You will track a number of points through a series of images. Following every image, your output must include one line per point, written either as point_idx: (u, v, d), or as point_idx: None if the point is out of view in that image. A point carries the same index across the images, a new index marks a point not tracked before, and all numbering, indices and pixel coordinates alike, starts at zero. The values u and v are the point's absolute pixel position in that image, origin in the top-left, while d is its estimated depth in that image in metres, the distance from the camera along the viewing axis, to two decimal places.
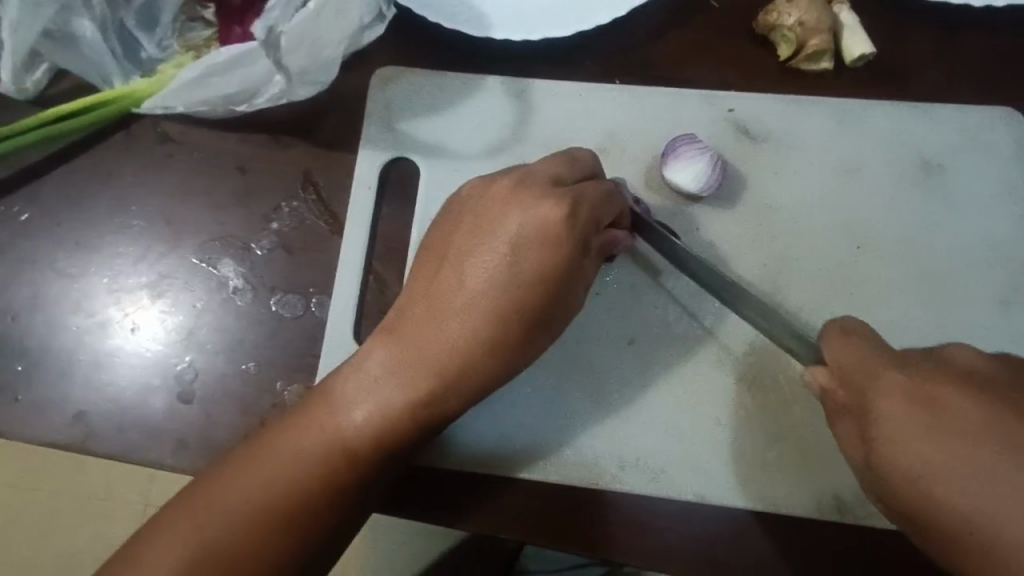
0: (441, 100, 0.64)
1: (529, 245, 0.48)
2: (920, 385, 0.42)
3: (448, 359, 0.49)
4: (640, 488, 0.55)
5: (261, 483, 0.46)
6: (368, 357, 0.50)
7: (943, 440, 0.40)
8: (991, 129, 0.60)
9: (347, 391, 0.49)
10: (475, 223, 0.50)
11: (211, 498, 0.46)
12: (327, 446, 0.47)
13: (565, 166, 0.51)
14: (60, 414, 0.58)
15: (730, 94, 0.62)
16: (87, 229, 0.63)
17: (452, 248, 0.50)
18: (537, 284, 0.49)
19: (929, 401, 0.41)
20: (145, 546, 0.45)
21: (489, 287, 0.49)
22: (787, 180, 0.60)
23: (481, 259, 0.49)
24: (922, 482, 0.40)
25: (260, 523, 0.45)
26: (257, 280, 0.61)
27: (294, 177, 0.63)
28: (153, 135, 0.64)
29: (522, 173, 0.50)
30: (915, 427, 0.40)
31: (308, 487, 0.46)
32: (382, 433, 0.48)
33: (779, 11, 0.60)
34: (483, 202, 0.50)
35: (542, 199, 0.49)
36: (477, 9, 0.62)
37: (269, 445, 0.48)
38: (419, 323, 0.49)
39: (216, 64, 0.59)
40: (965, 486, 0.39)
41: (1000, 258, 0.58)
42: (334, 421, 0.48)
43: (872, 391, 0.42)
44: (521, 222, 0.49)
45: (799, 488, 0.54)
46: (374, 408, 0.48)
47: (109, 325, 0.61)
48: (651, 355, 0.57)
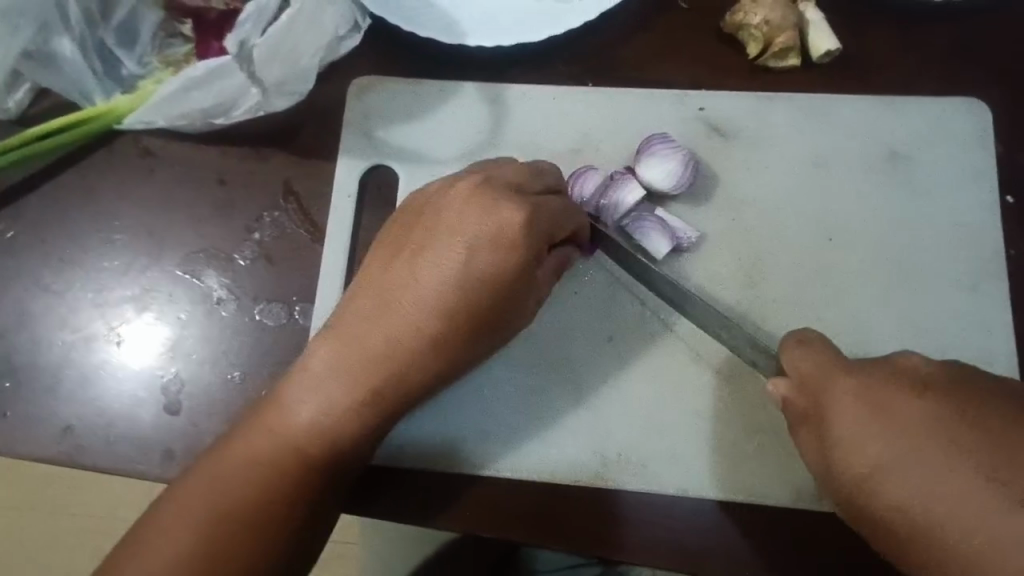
0: (417, 107, 0.65)
1: (484, 248, 0.49)
2: (871, 390, 0.44)
3: (393, 361, 0.49)
4: (615, 487, 0.55)
5: (225, 483, 0.47)
6: (313, 355, 0.50)
7: (894, 440, 0.42)
8: (959, 117, 0.61)
9: (294, 390, 0.50)
10: (432, 226, 0.51)
11: (183, 499, 0.47)
12: (275, 448, 0.48)
13: (528, 174, 0.52)
14: (49, 428, 0.59)
15: (700, 93, 0.63)
16: (73, 244, 0.64)
17: (406, 247, 0.51)
18: (487, 288, 0.49)
19: (884, 408, 0.43)
20: (129, 551, 0.45)
21: (441, 290, 0.49)
22: (759, 175, 0.61)
23: (433, 262, 0.50)
24: (868, 482, 0.43)
25: (221, 524, 0.46)
26: (240, 291, 0.62)
27: (275, 188, 0.63)
28: (133, 150, 0.65)
29: (485, 177, 0.51)
30: (863, 435, 0.43)
31: (263, 486, 0.47)
32: (329, 434, 0.49)
33: (744, 10, 0.61)
34: (441, 204, 0.51)
35: (504, 204, 0.49)
36: (450, 17, 0.64)
37: (234, 447, 0.49)
38: (366, 322, 0.50)
39: (193, 78, 0.60)
40: (913, 489, 0.41)
41: (970, 244, 0.59)
42: (285, 420, 0.49)
43: (829, 396, 0.45)
44: (478, 226, 0.49)
45: (780, 475, 0.55)
46: (320, 407, 0.49)
47: (95, 339, 0.61)
48: (629, 350, 0.58)
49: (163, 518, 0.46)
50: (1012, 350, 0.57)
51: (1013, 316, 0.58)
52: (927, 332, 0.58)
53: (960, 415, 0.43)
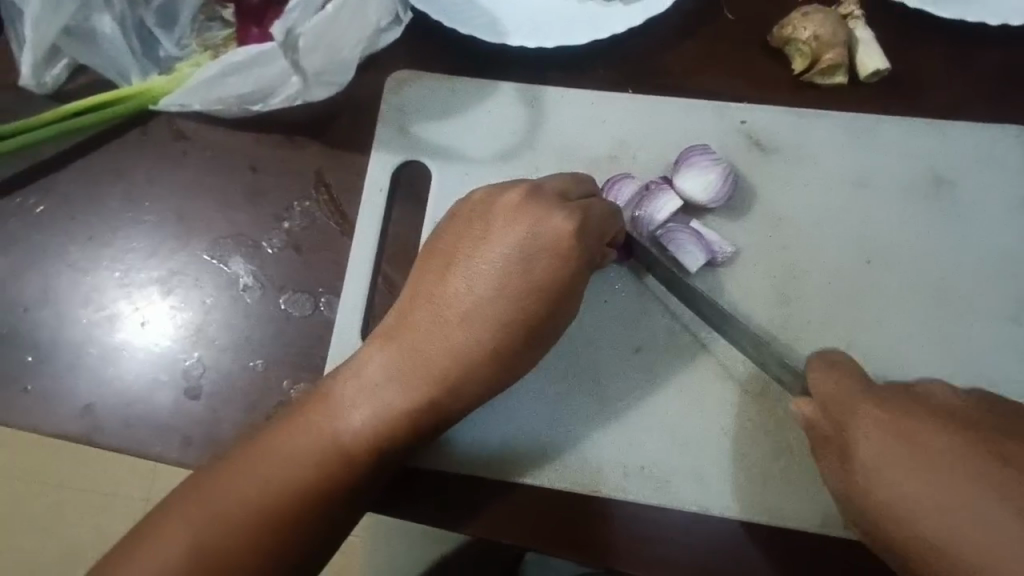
0: (453, 105, 0.64)
1: (538, 255, 0.49)
2: (900, 421, 0.46)
3: (446, 368, 0.49)
4: (641, 502, 0.55)
5: (259, 481, 0.47)
6: (365, 361, 0.50)
7: (900, 462, 0.45)
8: (1008, 145, 0.60)
9: (344, 394, 0.50)
10: (482, 232, 0.50)
11: (212, 491, 0.46)
12: (317, 451, 0.48)
13: (574, 185, 0.52)
14: (68, 406, 0.59)
15: (742, 105, 0.62)
16: (103, 223, 0.63)
17: (458, 256, 0.51)
18: (540, 297, 0.49)
19: (909, 433, 0.45)
20: (152, 537, 0.45)
21: (492, 299, 0.49)
22: (798, 193, 0.60)
23: (486, 269, 0.50)
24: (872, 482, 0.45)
25: (259, 522, 0.45)
26: (266, 279, 0.61)
27: (306, 177, 0.63)
28: (167, 132, 0.65)
29: (535, 185, 0.50)
30: (876, 460, 0.45)
31: (302, 486, 0.47)
32: (379, 439, 0.49)
33: (794, 24, 0.60)
34: (492, 210, 0.50)
35: (555, 213, 0.49)
36: (493, 15, 0.63)
37: (270, 444, 0.48)
38: (417, 329, 0.50)
39: (232, 64, 0.59)
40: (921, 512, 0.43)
41: (1010, 273, 0.58)
42: (332, 424, 0.49)
43: (853, 422, 0.47)
44: (530, 234, 0.49)
45: (804, 498, 0.54)
46: (371, 413, 0.49)
47: (119, 320, 0.61)
48: (657, 363, 0.57)
49: (186, 515, 0.46)
50: None
51: None
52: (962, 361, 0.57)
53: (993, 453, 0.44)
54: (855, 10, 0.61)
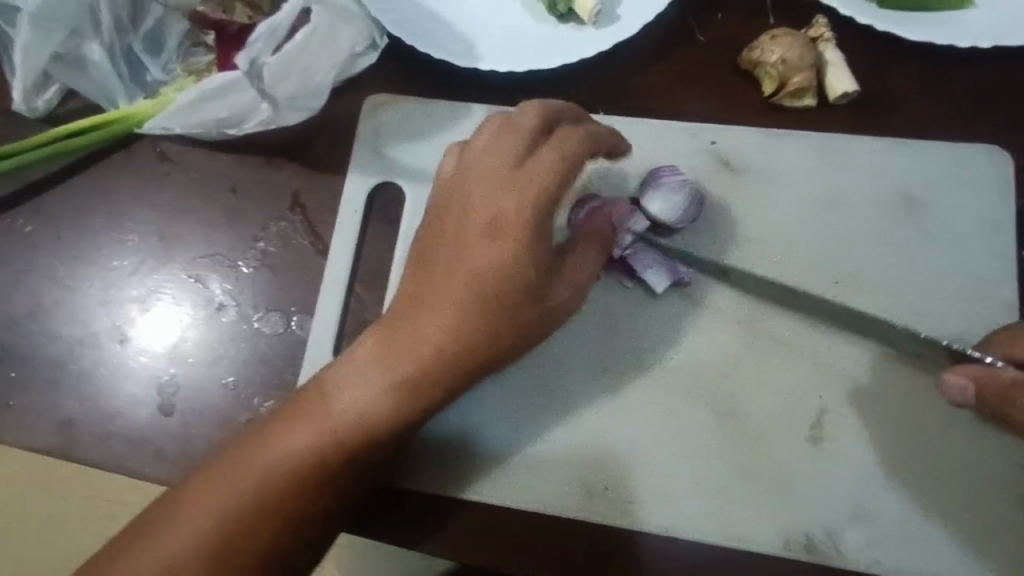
0: (428, 127, 0.66)
1: (523, 207, 0.47)
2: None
3: (437, 345, 0.48)
4: (604, 524, 0.54)
5: (251, 473, 0.47)
6: (355, 348, 0.50)
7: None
8: (980, 166, 0.60)
9: (331, 381, 0.49)
10: (463, 200, 0.49)
11: (209, 488, 0.48)
12: (303, 440, 0.48)
13: (545, 134, 0.49)
14: (48, 420, 0.60)
15: (713, 126, 0.63)
16: (87, 242, 0.65)
17: (443, 229, 0.50)
18: (524, 271, 0.47)
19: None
20: (155, 537, 0.47)
21: (475, 273, 0.48)
22: (767, 213, 0.60)
23: (473, 242, 0.48)
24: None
25: (257, 512, 0.47)
26: (242, 298, 0.63)
27: (283, 198, 0.64)
28: (151, 154, 0.67)
29: (495, 146, 0.49)
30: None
31: (294, 473, 0.47)
32: (366, 419, 0.48)
33: (762, 48, 0.60)
34: (463, 180, 0.50)
35: (522, 180, 0.47)
36: (466, 40, 0.64)
37: (263, 435, 0.49)
38: (406, 309, 0.49)
39: (208, 90, 0.61)
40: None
41: (981, 296, 0.57)
42: (319, 411, 0.48)
43: (1016, 351, 0.49)
44: (504, 210, 0.48)
45: (768, 520, 0.54)
46: (357, 397, 0.48)
47: (99, 336, 0.63)
48: (622, 381, 0.57)
49: (176, 517, 0.47)
50: None
51: None
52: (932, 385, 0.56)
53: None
54: (825, 32, 0.61)
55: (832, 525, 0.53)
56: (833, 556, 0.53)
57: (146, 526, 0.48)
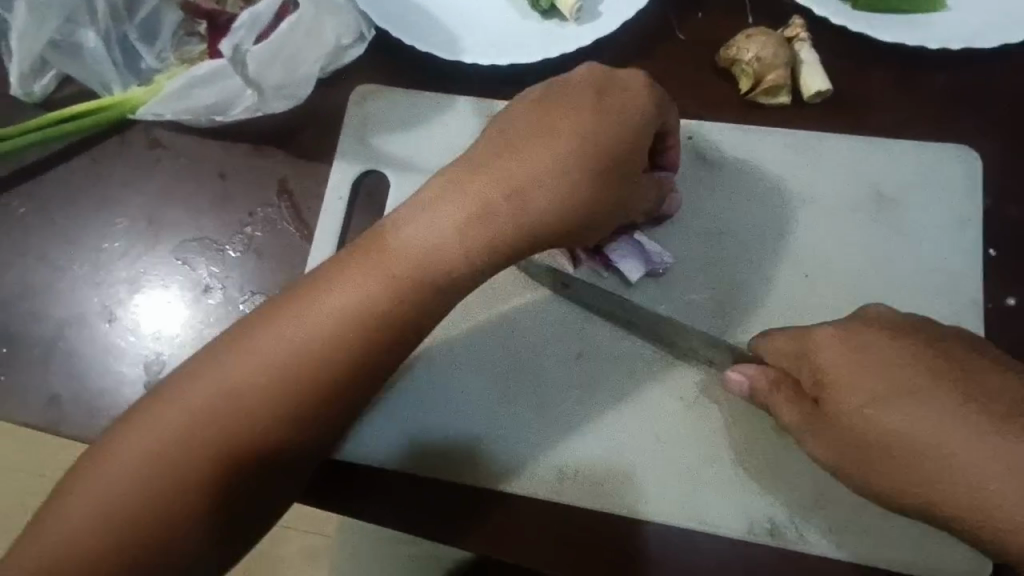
0: (413, 118, 0.67)
1: (590, 146, 0.50)
2: (849, 333, 0.49)
3: (460, 264, 0.50)
4: (573, 506, 0.56)
5: (258, 364, 0.47)
6: (379, 252, 0.50)
7: (877, 376, 0.47)
8: (950, 163, 0.61)
9: (352, 285, 0.49)
10: (530, 129, 0.51)
11: (215, 372, 0.48)
12: (302, 345, 0.48)
13: (641, 98, 0.51)
14: (37, 396, 0.62)
15: (689, 122, 0.64)
16: (79, 225, 0.67)
17: (488, 157, 0.51)
18: (558, 211, 0.50)
19: (860, 344, 0.48)
20: (150, 414, 0.47)
21: (507, 202, 0.50)
22: (740, 207, 0.62)
23: (521, 169, 0.50)
24: (861, 411, 0.46)
25: (255, 406, 0.47)
26: (228, 281, 0.64)
27: (270, 184, 0.66)
28: (143, 139, 0.69)
29: (585, 95, 0.51)
30: (844, 382, 0.47)
31: (298, 375, 0.48)
32: (379, 333, 0.49)
33: (737, 46, 0.62)
34: (530, 119, 0.52)
35: (589, 129, 0.50)
36: (451, 35, 0.66)
37: (275, 327, 0.49)
38: (423, 216, 0.50)
39: (197, 76, 0.64)
40: (886, 404, 0.46)
41: (949, 291, 0.58)
42: (332, 312, 0.49)
43: (812, 349, 0.49)
44: (563, 151, 0.50)
45: (733, 505, 0.55)
46: (371, 307, 0.49)
47: (88, 316, 0.64)
48: (595, 368, 0.59)
49: (178, 395, 0.47)
50: None
51: None
52: None
53: (940, 350, 0.48)
54: (801, 32, 0.63)
55: (794, 511, 0.55)
56: (794, 541, 0.54)
57: (145, 410, 0.47)
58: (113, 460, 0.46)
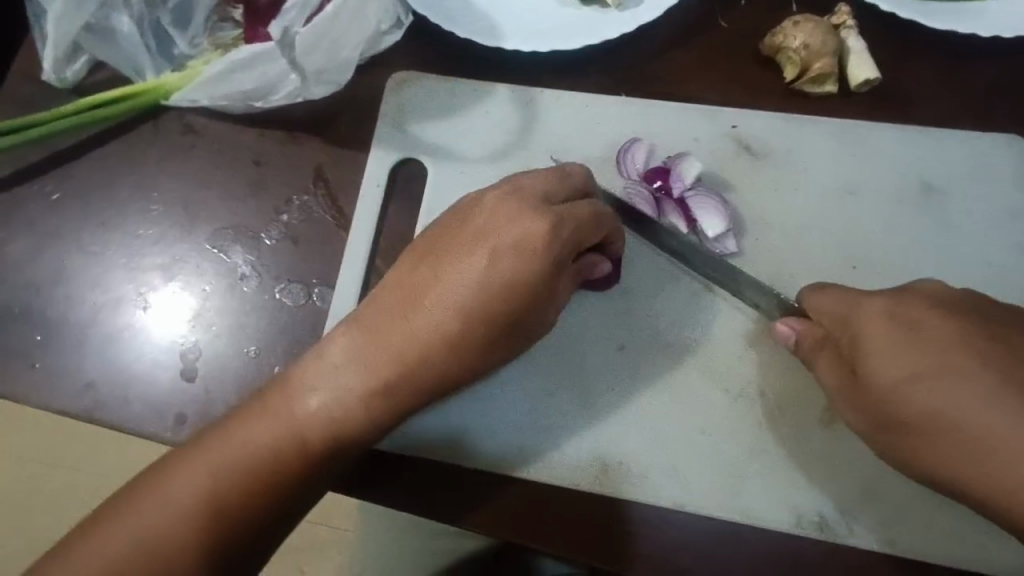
0: (451, 105, 0.66)
1: (504, 256, 0.50)
2: (896, 306, 0.49)
3: (426, 339, 0.50)
4: (617, 497, 0.55)
5: (214, 463, 0.48)
6: (333, 343, 0.51)
7: (921, 352, 0.47)
8: (1001, 154, 0.60)
9: (307, 377, 0.51)
10: (458, 230, 0.52)
11: (167, 481, 0.48)
12: (283, 436, 0.49)
13: (557, 181, 0.53)
14: (72, 382, 0.61)
15: (734, 111, 0.63)
16: (113, 211, 0.66)
17: (431, 248, 0.52)
18: (509, 289, 0.50)
19: (904, 322, 0.48)
20: (117, 518, 0.47)
21: (463, 287, 0.50)
22: (786, 197, 0.61)
23: (458, 261, 0.51)
24: (900, 384, 0.46)
25: (218, 502, 0.48)
26: (264, 269, 0.64)
27: (306, 172, 0.65)
28: (177, 125, 0.68)
29: (513, 186, 0.52)
30: (879, 343, 0.48)
31: (258, 469, 0.48)
32: (336, 419, 0.50)
33: (784, 33, 0.61)
34: (466, 210, 0.52)
35: (525, 215, 0.50)
36: (490, 20, 0.65)
37: (230, 430, 0.50)
38: (373, 312, 0.52)
39: (238, 60, 0.62)
40: (925, 379, 0.46)
41: (999, 285, 0.57)
42: (288, 408, 0.50)
43: (856, 322, 0.49)
44: (499, 234, 0.50)
45: (781, 500, 0.54)
46: (328, 396, 0.50)
47: (123, 303, 0.64)
48: (639, 358, 0.58)
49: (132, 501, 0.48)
50: None
51: None
52: None
53: (1000, 330, 0.48)
54: (848, 20, 0.62)
55: (844, 505, 0.54)
56: (843, 535, 0.53)
57: (146, 483, 0.49)
58: (110, 543, 0.46)
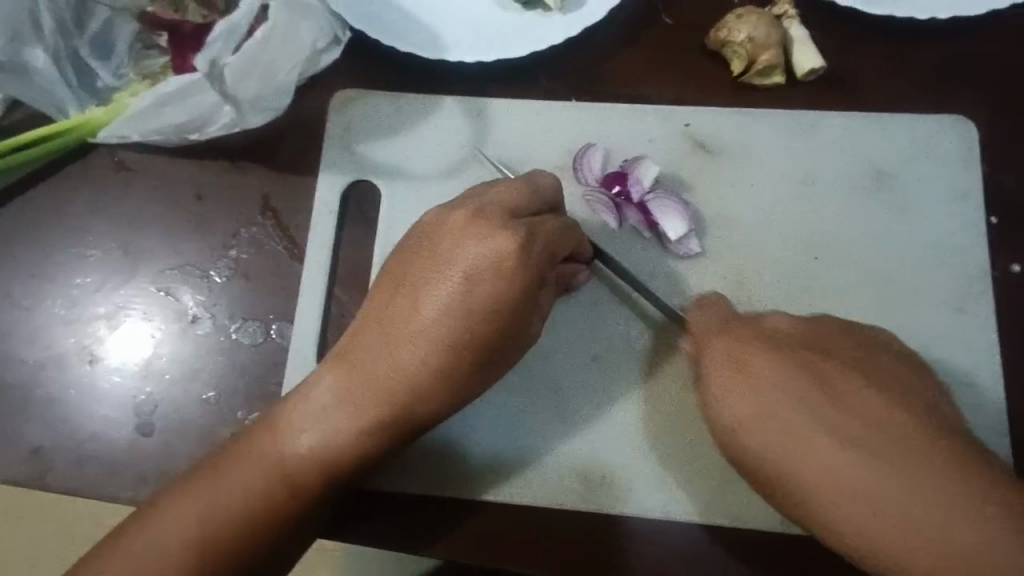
0: (399, 122, 0.64)
1: (481, 280, 0.49)
2: (739, 350, 0.48)
3: (407, 373, 0.49)
4: (601, 511, 0.54)
5: (204, 510, 0.47)
6: (316, 385, 0.50)
7: (778, 413, 0.45)
8: (948, 133, 0.61)
9: (292, 420, 0.49)
10: (430, 255, 0.50)
11: (151, 527, 0.47)
12: (272, 477, 0.48)
13: (524, 195, 0.51)
14: (18, 449, 0.57)
15: (686, 109, 0.62)
16: (46, 261, 0.62)
17: (406, 277, 0.51)
18: (489, 314, 0.49)
19: (746, 369, 0.46)
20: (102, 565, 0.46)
21: (442, 317, 0.49)
22: (745, 193, 0.61)
23: (432, 285, 0.49)
24: (738, 434, 0.46)
25: (210, 549, 0.46)
26: (216, 309, 0.60)
27: (252, 203, 0.62)
28: (108, 163, 0.64)
29: (479, 204, 0.51)
30: (745, 408, 0.46)
31: (251, 512, 0.47)
32: (326, 463, 0.49)
33: (729, 27, 0.61)
34: (438, 233, 0.51)
35: (498, 233, 0.49)
36: (432, 32, 0.63)
37: (219, 472, 0.48)
38: (354, 349, 0.50)
39: (168, 94, 0.58)
40: (782, 445, 0.44)
41: (957, 263, 0.58)
42: (276, 454, 0.49)
43: (706, 363, 0.48)
44: (473, 257, 0.49)
45: (765, 500, 0.54)
46: (316, 439, 0.49)
47: (67, 358, 0.60)
48: (613, 368, 0.57)
49: (116, 554, 0.46)
50: (1000, 373, 0.56)
51: (999, 337, 0.57)
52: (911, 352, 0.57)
53: (851, 380, 0.46)
54: (789, 10, 0.62)
55: None
56: None
57: (127, 529, 0.47)
58: None
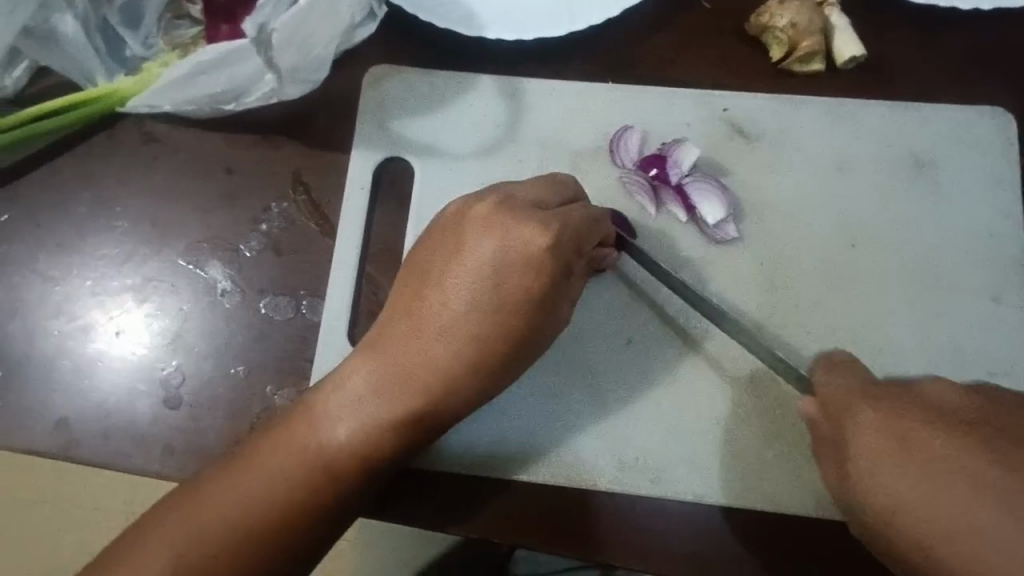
0: (433, 98, 0.63)
1: (509, 272, 0.49)
2: (898, 418, 0.41)
3: (441, 363, 0.49)
4: (637, 497, 0.54)
5: (241, 500, 0.46)
6: (349, 374, 0.49)
7: (898, 463, 0.40)
8: (989, 126, 0.60)
9: (329, 408, 0.49)
10: (459, 244, 0.49)
11: (189, 516, 0.46)
12: (308, 466, 0.47)
13: (549, 189, 0.51)
14: (42, 421, 0.57)
15: (724, 93, 0.62)
16: (72, 231, 0.61)
17: (433, 267, 0.50)
18: (520, 303, 0.49)
19: (905, 439, 0.40)
20: (139, 548, 0.45)
21: (473, 307, 0.49)
22: (782, 179, 0.60)
23: (463, 276, 0.49)
24: (890, 523, 0.39)
25: (249, 538, 0.45)
26: (245, 283, 0.60)
27: (283, 178, 0.61)
28: (136, 135, 0.63)
29: (505, 194, 0.50)
30: (871, 461, 0.40)
31: (289, 501, 0.46)
32: (365, 450, 0.48)
33: (771, 12, 0.60)
34: (467, 222, 0.50)
35: (526, 223, 0.49)
36: (469, 8, 0.62)
37: (254, 462, 0.47)
38: (387, 337, 0.50)
39: (202, 63, 0.58)
40: (923, 519, 0.38)
41: (993, 253, 0.58)
42: (314, 443, 0.48)
43: (852, 422, 0.42)
44: (501, 248, 0.48)
45: (801, 485, 0.54)
46: (354, 428, 0.48)
47: (92, 329, 0.59)
48: (649, 355, 0.57)
49: (153, 537, 0.45)
50: None
51: None
52: (947, 342, 0.57)
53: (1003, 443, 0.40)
54: None
55: None
56: None
57: (166, 514, 0.46)
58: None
